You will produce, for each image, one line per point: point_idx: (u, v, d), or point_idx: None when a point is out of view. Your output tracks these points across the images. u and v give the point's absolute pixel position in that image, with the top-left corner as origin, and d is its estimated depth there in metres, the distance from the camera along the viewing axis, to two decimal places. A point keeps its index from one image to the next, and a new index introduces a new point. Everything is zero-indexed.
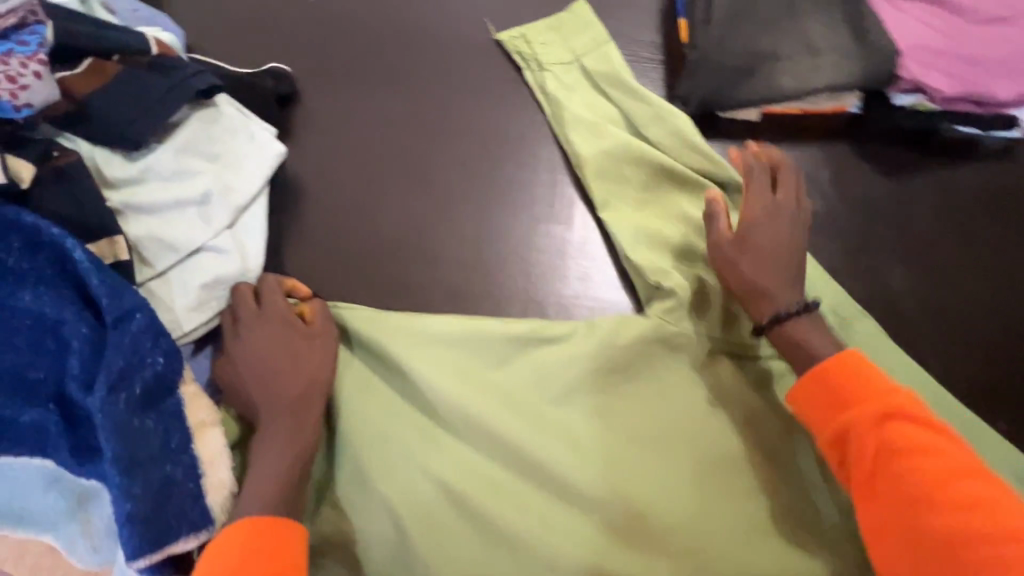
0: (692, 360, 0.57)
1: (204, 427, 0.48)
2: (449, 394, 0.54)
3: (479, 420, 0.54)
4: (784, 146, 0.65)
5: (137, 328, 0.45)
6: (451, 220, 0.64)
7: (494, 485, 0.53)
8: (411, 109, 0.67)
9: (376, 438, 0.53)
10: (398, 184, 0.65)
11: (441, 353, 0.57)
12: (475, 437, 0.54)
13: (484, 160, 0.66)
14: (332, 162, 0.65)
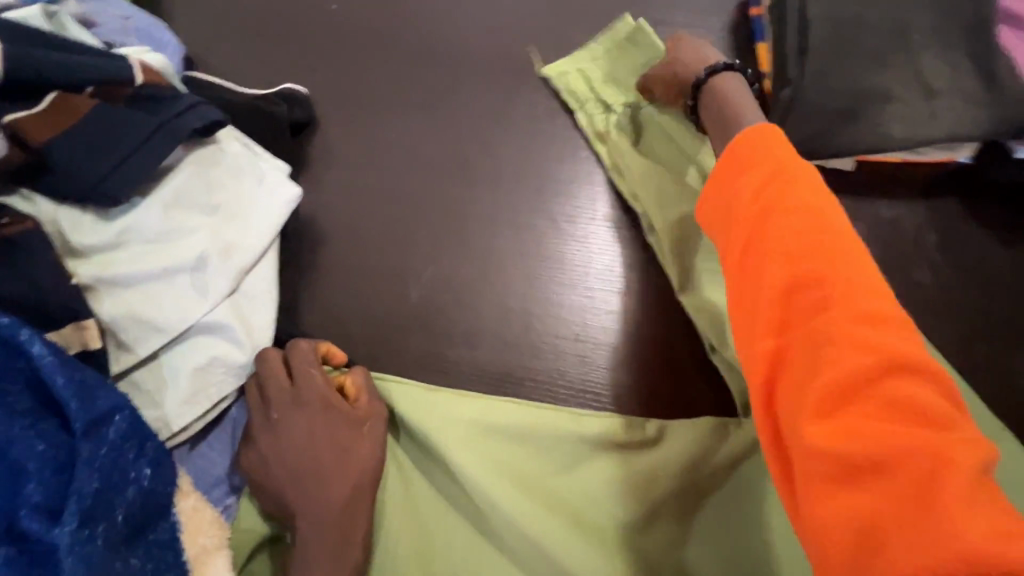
0: None
1: (208, 552, 0.40)
2: (503, 501, 0.45)
3: (538, 542, 0.44)
4: (880, 200, 0.60)
5: (118, 435, 0.36)
6: (505, 280, 0.55)
7: None
8: (445, 144, 0.60)
9: (420, 554, 0.45)
10: (433, 229, 0.57)
11: (494, 449, 0.48)
12: (537, 565, 0.44)
13: (525, 208, 0.58)
14: (357, 200, 0.59)
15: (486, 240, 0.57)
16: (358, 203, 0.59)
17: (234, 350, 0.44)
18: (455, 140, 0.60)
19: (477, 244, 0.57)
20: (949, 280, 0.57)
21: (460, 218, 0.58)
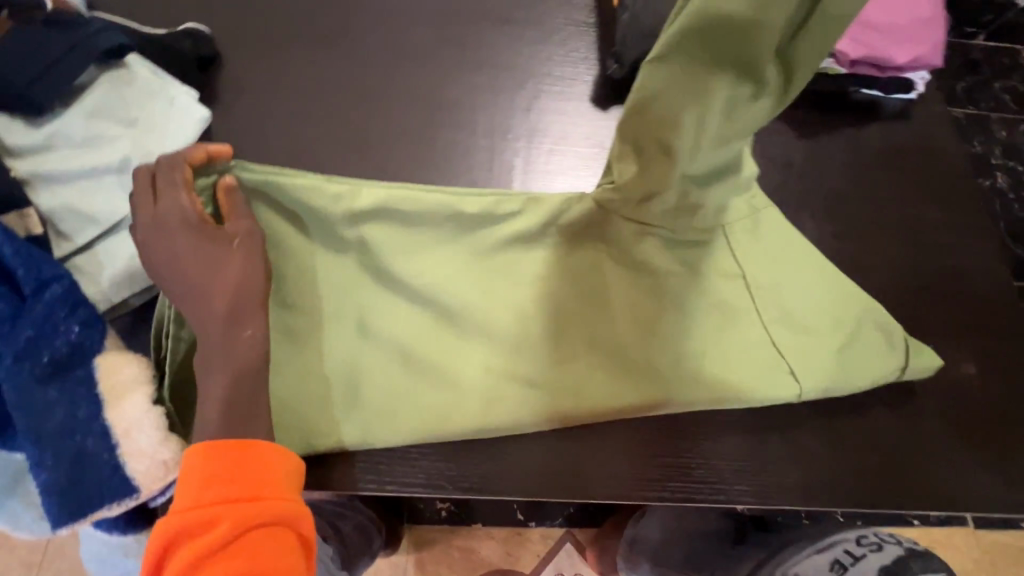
0: (647, 251, 0.62)
1: (123, 387, 0.45)
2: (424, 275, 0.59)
3: (457, 303, 0.60)
4: None
5: (52, 297, 0.45)
6: (406, 164, 0.68)
7: (480, 363, 0.59)
8: (346, 73, 0.71)
9: (367, 319, 0.59)
10: (338, 141, 0.68)
11: (415, 237, 0.60)
12: (456, 319, 0.60)
13: (418, 127, 0.70)
14: (269, 120, 0.68)
15: (384, 152, 0.68)
16: (268, 123, 0.68)
17: None
18: (354, 70, 0.71)
19: (382, 140, 0.69)
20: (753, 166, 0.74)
21: (360, 135, 0.69)
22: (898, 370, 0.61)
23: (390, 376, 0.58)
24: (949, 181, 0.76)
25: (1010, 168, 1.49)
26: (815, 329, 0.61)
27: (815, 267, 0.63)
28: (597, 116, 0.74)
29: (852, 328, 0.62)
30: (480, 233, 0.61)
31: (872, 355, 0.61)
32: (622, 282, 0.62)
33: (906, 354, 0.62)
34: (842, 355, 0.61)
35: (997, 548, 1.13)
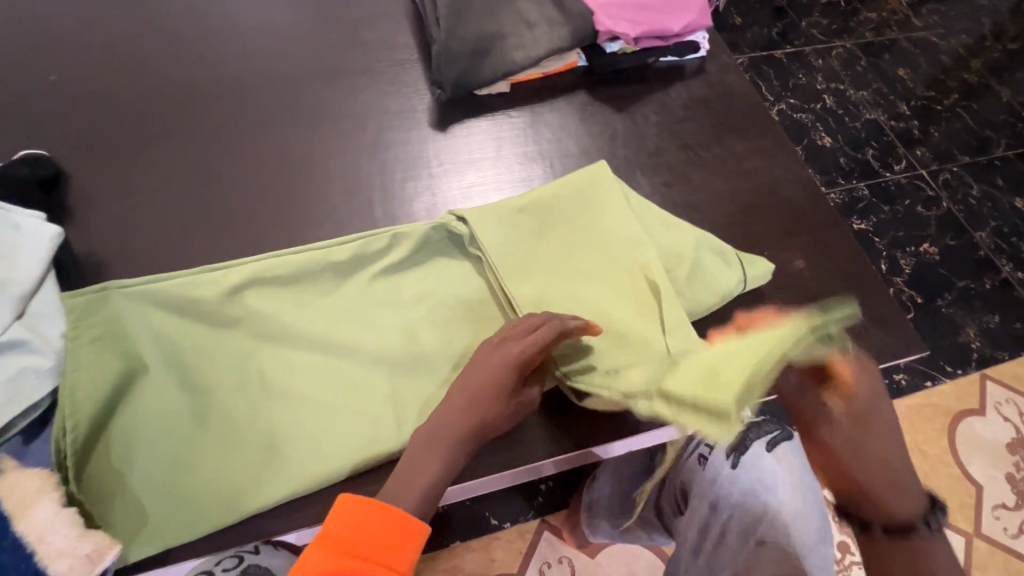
0: (512, 244, 0.68)
1: (31, 497, 0.47)
2: (299, 323, 0.62)
3: (343, 344, 0.62)
4: (533, 104, 0.86)
5: None
6: (276, 220, 0.73)
7: (382, 392, 0.60)
8: (196, 158, 0.75)
9: (257, 381, 0.59)
10: (202, 220, 0.72)
11: (284, 294, 0.63)
12: (346, 356, 0.62)
13: (275, 191, 0.75)
14: (128, 219, 0.70)
15: (248, 220, 0.73)
16: (127, 222, 0.70)
17: (38, 358, 0.54)
18: (202, 154, 0.76)
19: (245, 208, 0.73)
20: (584, 144, 0.84)
21: (222, 211, 0.73)
22: (742, 282, 0.71)
23: (301, 428, 0.58)
24: (748, 115, 0.89)
25: (832, 90, 1.71)
26: (674, 268, 0.69)
27: (653, 218, 0.72)
28: (439, 138, 0.81)
29: (697, 255, 0.70)
30: (360, 273, 0.65)
31: (718, 275, 0.70)
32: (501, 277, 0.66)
33: (744, 268, 0.71)
34: (697, 281, 0.69)
35: (911, 411, 1.28)
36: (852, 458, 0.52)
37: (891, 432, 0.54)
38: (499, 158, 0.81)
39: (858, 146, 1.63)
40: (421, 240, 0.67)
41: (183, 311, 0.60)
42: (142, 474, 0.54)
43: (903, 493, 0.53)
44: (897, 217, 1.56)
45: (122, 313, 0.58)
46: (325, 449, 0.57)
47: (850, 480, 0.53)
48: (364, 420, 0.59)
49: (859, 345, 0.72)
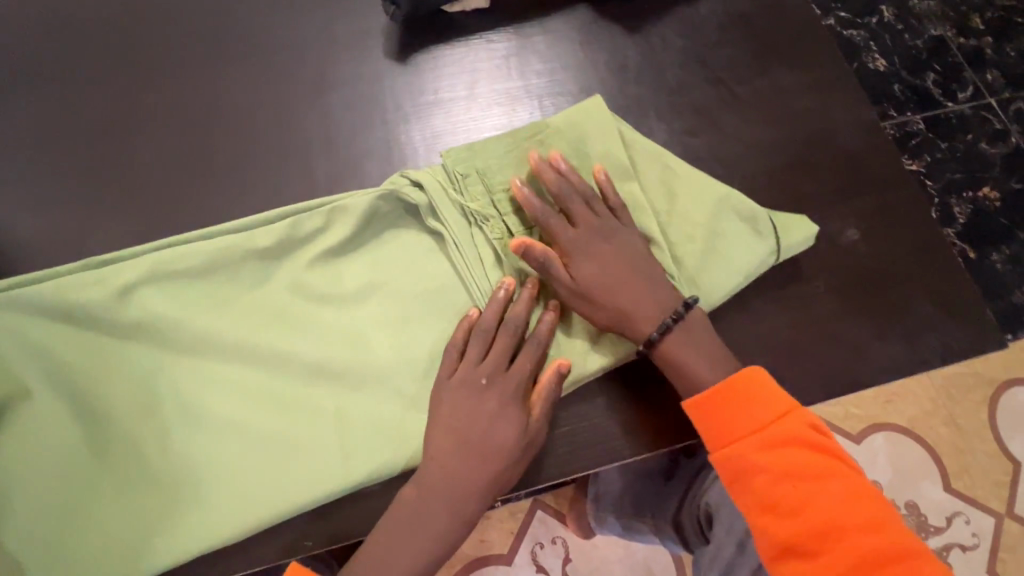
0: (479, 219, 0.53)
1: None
2: (211, 327, 0.50)
3: (268, 353, 0.51)
4: (518, 25, 0.67)
5: None
6: (193, 185, 0.58)
7: (316, 415, 0.50)
8: (90, 106, 0.60)
9: (161, 402, 0.49)
10: (101, 188, 0.58)
11: (191, 291, 0.51)
12: (272, 368, 0.51)
13: (190, 150, 0.59)
14: (15, 188, 0.57)
15: (158, 187, 0.58)
16: (15, 195, 0.57)
17: None
18: (97, 102, 0.60)
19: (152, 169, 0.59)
20: (586, 79, 0.66)
21: (127, 177, 0.58)
22: (774, 253, 0.56)
23: (225, 460, 0.48)
24: (798, 35, 0.69)
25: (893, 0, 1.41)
26: (687, 237, 0.55)
27: (660, 173, 0.57)
28: (397, 73, 0.64)
29: (714, 220, 0.56)
30: (289, 262, 0.52)
31: (744, 247, 0.56)
32: (470, 261, 0.52)
33: (778, 236, 0.56)
34: (716, 254, 0.55)
35: (951, 382, 1.14)
36: (668, 363, 0.51)
37: (605, 265, 0.52)
38: (473, 98, 0.64)
39: (918, 70, 1.38)
40: (367, 216, 0.53)
41: (79, 319, 0.49)
42: (38, 518, 0.46)
43: (655, 286, 0.52)
44: (956, 156, 1.34)
45: (18, 325, 0.49)
46: (247, 486, 0.47)
47: (748, 461, 0.49)
48: (295, 449, 0.49)
49: (921, 342, 0.59)
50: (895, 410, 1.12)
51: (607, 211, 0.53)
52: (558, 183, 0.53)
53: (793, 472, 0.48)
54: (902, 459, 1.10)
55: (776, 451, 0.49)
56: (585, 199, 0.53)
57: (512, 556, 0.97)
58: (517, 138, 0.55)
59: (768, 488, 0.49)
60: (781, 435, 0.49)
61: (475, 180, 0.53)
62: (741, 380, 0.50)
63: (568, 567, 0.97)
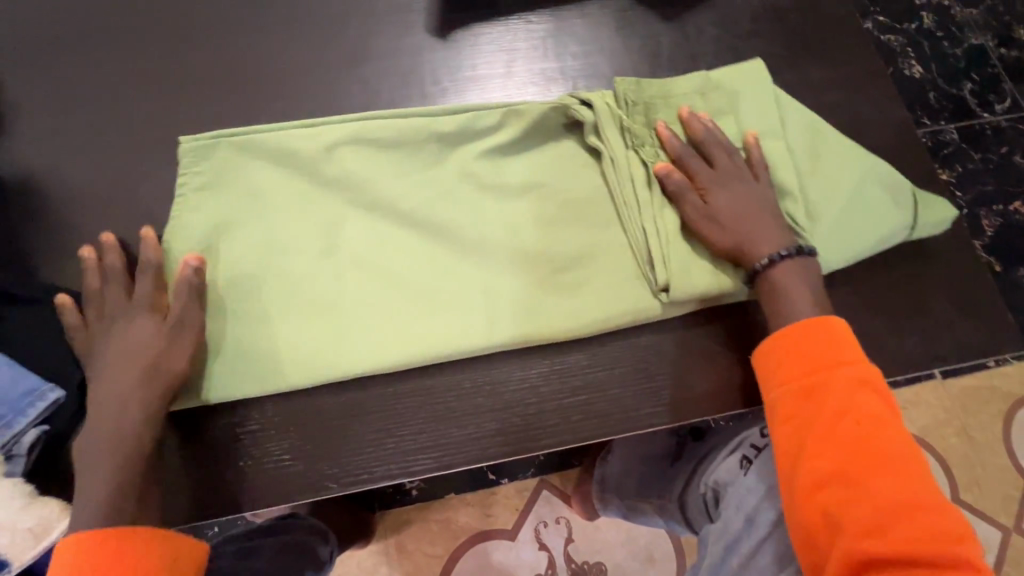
0: (616, 141, 0.56)
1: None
2: (329, 222, 0.54)
3: (387, 250, 0.54)
4: (557, 7, 0.68)
5: None
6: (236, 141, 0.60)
7: (433, 306, 0.52)
8: (141, 59, 0.62)
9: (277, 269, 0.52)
10: (146, 138, 0.59)
11: (311, 193, 0.54)
12: (396, 258, 0.54)
13: (232, 107, 0.61)
14: (64, 134, 0.59)
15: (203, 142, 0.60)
16: (64, 141, 0.59)
17: None
18: (148, 57, 0.62)
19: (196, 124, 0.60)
20: (619, 64, 0.67)
21: (169, 129, 0.60)
22: (909, 229, 0.58)
23: (360, 334, 0.51)
24: (833, 32, 0.70)
25: (934, 8, 1.38)
26: (825, 200, 0.57)
27: (812, 134, 0.59)
28: (437, 47, 0.65)
29: (862, 189, 0.58)
30: (435, 161, 0.56)
31: (884, 212, 0.57)
32: (625, 180, 0.55)
33: (917, 214, 0.58)
34: (851, 219, 0.57)
35: (965, 394, 1.13)
36: (777, 292, 0.52)
37: (742, 202, 0.53)
38: (510, 76, 0.65)
39: (955, 79, 1.35)
40: (534, 122, 0.57)
41: (295, 173, 0.54)
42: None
43: (773, 228, 0.53)
44: (989, 168, 1.32)
45: (222, 177, 0.54)
46: (357, 358, 0.51)
47: (821, 394, 0.47)
48: (412, 337, 0.51)
49: (937, 340, 0.59)
50: (906, 417, 1.12)
51: (740, 163, 0.55)
52: (706, 133, 0.55)
53: (861, 411, 0.46)
54: None
55: (857, 390, 0.47)
56: (726, 149, 0.55)
57: (515, 531, 0.99)
58: (675, 84, 0.58)
59: (832, 421, 0.46)
60: (846, 387, 0.47)
61: (639, 112, 0.57)
62: (833, 322, 0.50)
63: (570, 547, 0.99)
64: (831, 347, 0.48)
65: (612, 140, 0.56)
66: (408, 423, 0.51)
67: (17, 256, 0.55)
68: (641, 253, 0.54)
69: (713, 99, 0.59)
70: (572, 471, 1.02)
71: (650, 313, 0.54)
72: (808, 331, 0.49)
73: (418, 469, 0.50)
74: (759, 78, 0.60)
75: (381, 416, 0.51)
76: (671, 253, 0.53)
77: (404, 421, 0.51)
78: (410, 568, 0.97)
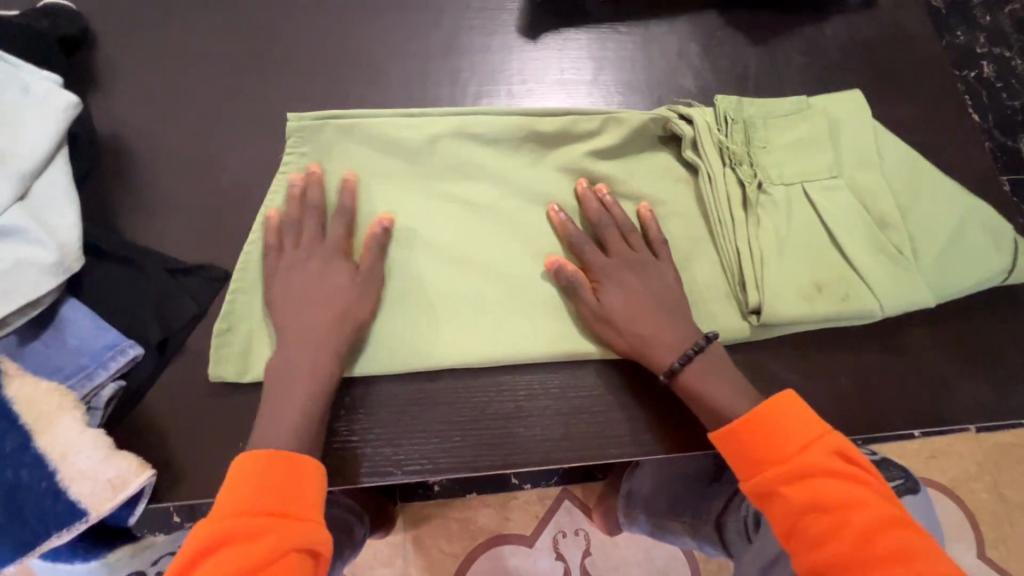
0: (712, 158, 0.57)
1: (49, 414, 0.41)
2: (424, 209, 0.55)
3: (478, 243, 0.55)
4: (647, 21, 0.68)
5: None
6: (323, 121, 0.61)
7: (524, 303, 0.54)
8: (237, 33, 0.62)
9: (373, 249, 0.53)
10: (236, 110, 0.60)
11: (410, 177, 0.55)
12: (487, 252, 0.55)
13: (321, 87, 0.62)
14: (158, 98, 0.60)
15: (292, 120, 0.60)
16: (157, 104, 0.60)
17: (42, 250, 0.46)
18: (243, 32, 0.63)
19: (285, 101, 0.61)
20: (704, 82, 0.67)
21: (259, 102, 0.60)
22: (1006, 272, 0.58)
23: (455, 327, 0.52)
24: (919, 71, 0.69)
25: (994, 56, 1.31)
26: (920, 235, 0.58)
27: (909, 169, 0.60)
28: (525, 48, 0.66)
29: (961, 228, 0.59)
30: (532, 157, 0.57)
31: (978, 252, 0.58)
32: (720, 199, 0.56)
33: (1014, 258, 0.59)
34: (947, 258, 0.57)
35: (999, 450, 1.11)
36: (693, 397, 0.50)
37: (631, 296, 0.52)
38: (595, 84, 0.65)
39: (1013, 129, 1.30)
40: (636, 130, 0.58)
41: (390, 156, 0.55)
42: (163, 391, 0.50)
43: (677, 319, 0.52)
44: None
45: (322, 156, 0.54)
46: (447, 344, 0.52)
47: (759, 488, 0.47)
48: (499, 329, 0.53)
49: (1008, 390, 0.58)
50: (937, 467, 1.10)
51: (642, 245, 0.54)
52: (598, 216, 0.55)
53: (823, 501, 0.44)
54: (937, 517, 1.07)
55: (798, 483, 0.45)
56: (622, 229, 0.54)
57: (534, 538, 0.99)
58: (779, 106, 0.60)
59: (798, 516, 0.45)
60: (819, 462, 0.45)
61: (738, 130, 0.58)
62: (760, 413, 0.48)
63: (587, 560, 0.98)
64: (764, 423, 0.48)
65: (710, 155, 0.57)
66: (492, 409, 0.52)
67: (105, 212, 0.55)
68: (734, 273, 0.55)
69: (816, 123, 0.59)
70: (595, 484, 1.01)
71: (740, 331, 0.55)
72: (751, 412, 0.48)
73: (482, 465, 0.50)
74: (856, 109, 0.61)
75: (470, 400, 0.52)
76: (765, 274, 0.54)
77: (474, 415, 0.52)
78: (426, 563, 0.96)
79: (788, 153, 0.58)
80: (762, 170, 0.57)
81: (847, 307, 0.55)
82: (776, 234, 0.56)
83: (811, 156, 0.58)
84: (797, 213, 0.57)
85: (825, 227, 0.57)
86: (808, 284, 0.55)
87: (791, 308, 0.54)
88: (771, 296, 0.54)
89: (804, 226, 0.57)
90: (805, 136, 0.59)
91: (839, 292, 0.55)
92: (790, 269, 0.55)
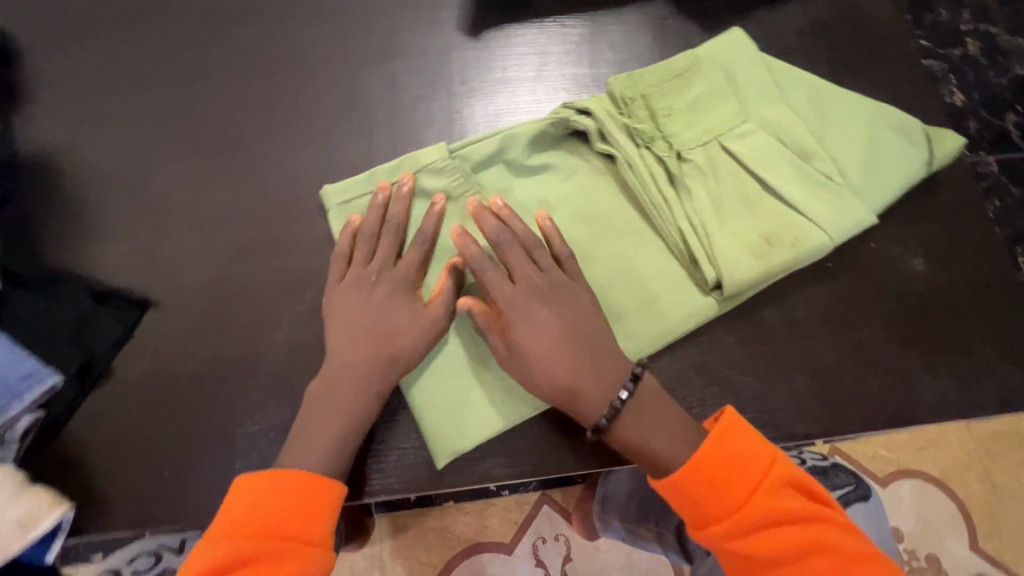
0: (622, 135, 0.55)
1: None
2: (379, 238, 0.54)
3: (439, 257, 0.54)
4: (595, 12, 0.66)
5: None
6: (256, 133, 0.58)
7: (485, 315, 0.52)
8: (167, 45, 0.60)
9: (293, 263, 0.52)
10: (166, 125, 0.58)
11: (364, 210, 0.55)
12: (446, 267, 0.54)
13: (256, 96, 0.59)
14: (85, 117, 0.58)
15: (224, 131, 0.58)
16: (84, 119, 0.58)
17: None
18: (172, 44, 0.61)
19: (217, 113, 0.59)
20: None
21: (189, 116, 0.58)
22: (925, 161, 0.58)
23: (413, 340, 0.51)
24: (882, 54, 0.66)
25: (980, 32, 1.27)
26: (844, 162, 0.57)
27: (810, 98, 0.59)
28: (465, 47, 0.63)
29: (874, 136, 0.58)
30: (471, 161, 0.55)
31: (898, 156, 0.58)
32: (646, 178, 0.54)
33: (929, 146, 0.58)
34: (873, 171, 0.57)
35: (990, 439, 1.08)
36: (627, 448, 0.49)
37: (541, 331, 0.49)
38: (541, 81, 0.63)
39: (997, 108, 1.23)
40: (535, 138, 0.56)
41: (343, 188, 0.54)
42: (90, 417, 0.49)
43: (603, 359, 0.50)
44: None
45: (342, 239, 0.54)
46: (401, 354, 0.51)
47: (711, 541, 0.47)
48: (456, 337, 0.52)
49: (979, 387, 0.56)
50: (927, 459, 1.07)
51: (549, 263, 0.51)
52: (497, 232, 0.51)
53: (772, 549, 0.45)
54: (928, 510, 1.05)
55: (749, 536, 0.46)
56: (525, 245, 0.52)
57: (513, 546, 0.96)
58: (670, 65, 0.57)
59: (752, 567, 0.46)
60: (764, 506, 0.46)
61: (638, 104, 0.56)
62: (707, 453, 0.47)
63: (568, 567, 0.96)
64: (715, 469, 0.47)
65: (619, 135, 0.55)
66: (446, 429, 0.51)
67: (30, 236, 0.54)
68: (682, 251, 0.54)
69: (710, 74, 0.57)
70: (574, 488, 0.99)
71: (707, 307, 0.54)
72: (695, 455, 0.47)
73: (426, 482, 0.50)
74: (743, 51, 0.58)
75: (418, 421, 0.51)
76: (711, 241, 0.52)
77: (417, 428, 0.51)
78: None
79: (691, 111, 0.56)
80: (677, 135, 0.55)
81: (801, 251, 0.53)
82: (710, 197, 0.54)
83: (717, 103, 0.56)
84: (726, 168, 0.55)
85: (753, 180, 0.55)
86: (758, 241, 0.53)
87: (747, 272, 0.52)
88: (725, 265, 0.52)
89: (734, 184, 0.55)
90: (705, 89, 0.56)
91: (789, 244, 0.53)
92: (733, 230, 0.53)
